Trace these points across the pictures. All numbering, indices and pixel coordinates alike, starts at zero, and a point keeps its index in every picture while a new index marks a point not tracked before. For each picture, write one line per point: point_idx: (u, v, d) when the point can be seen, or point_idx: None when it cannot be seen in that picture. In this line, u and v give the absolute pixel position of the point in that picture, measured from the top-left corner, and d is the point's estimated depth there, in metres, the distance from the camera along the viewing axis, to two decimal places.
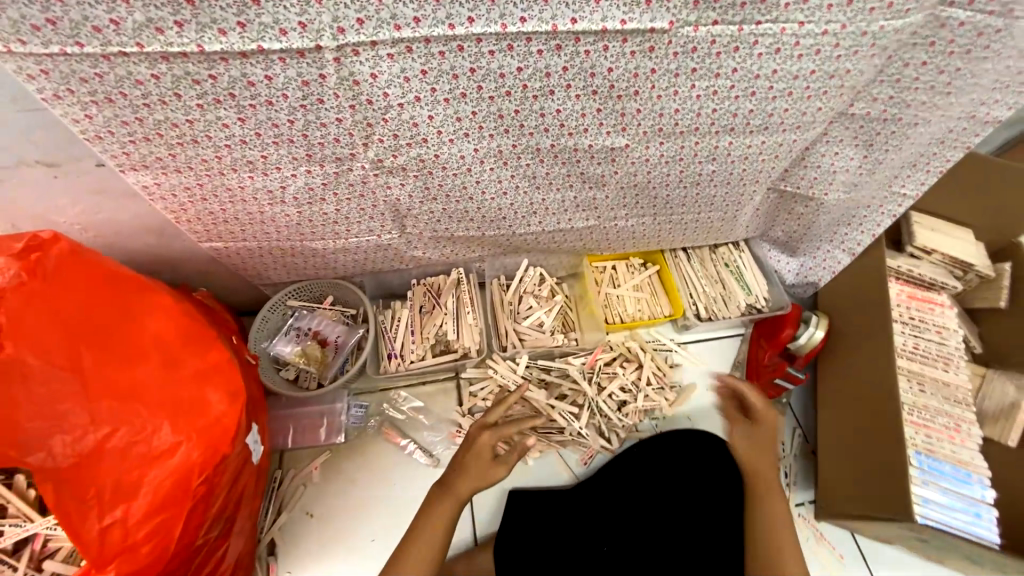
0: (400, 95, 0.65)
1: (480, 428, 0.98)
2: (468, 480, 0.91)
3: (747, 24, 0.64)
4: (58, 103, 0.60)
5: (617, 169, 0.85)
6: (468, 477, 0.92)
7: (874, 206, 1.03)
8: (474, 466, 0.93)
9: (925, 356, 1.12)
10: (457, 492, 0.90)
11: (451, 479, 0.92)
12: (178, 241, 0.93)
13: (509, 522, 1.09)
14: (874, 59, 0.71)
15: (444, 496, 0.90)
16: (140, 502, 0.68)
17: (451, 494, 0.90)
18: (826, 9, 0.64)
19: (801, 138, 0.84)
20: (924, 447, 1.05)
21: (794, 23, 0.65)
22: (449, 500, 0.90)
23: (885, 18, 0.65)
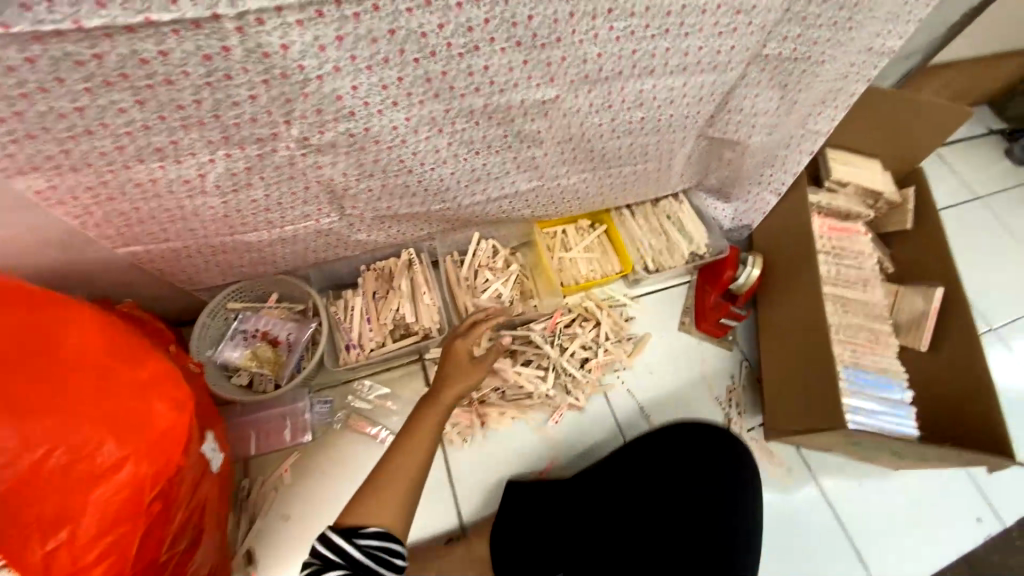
0: (317, 66, 0.61)
1: (456, 338, 0.96)
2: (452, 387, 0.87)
3: None
4: None
5: (551, 123, 0.85)
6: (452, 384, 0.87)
7: (793, 145, 1.09)
8: (456, 373, 0.90)
9: (846, 281, 1.24)
10: (444, 399, 0.85)
11: (436, 393, 0.86)
12: (90, 251, 0.85)
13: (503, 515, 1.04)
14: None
15: (431, 405, 0.84)
16: (86, 523, 0.63)
17: (437, 403, 0.85)
18: None
19: (721, 77, 0.88)
20: (852, 361, 1.17)
21: None
22: (436, 407, 0.84)
23: None
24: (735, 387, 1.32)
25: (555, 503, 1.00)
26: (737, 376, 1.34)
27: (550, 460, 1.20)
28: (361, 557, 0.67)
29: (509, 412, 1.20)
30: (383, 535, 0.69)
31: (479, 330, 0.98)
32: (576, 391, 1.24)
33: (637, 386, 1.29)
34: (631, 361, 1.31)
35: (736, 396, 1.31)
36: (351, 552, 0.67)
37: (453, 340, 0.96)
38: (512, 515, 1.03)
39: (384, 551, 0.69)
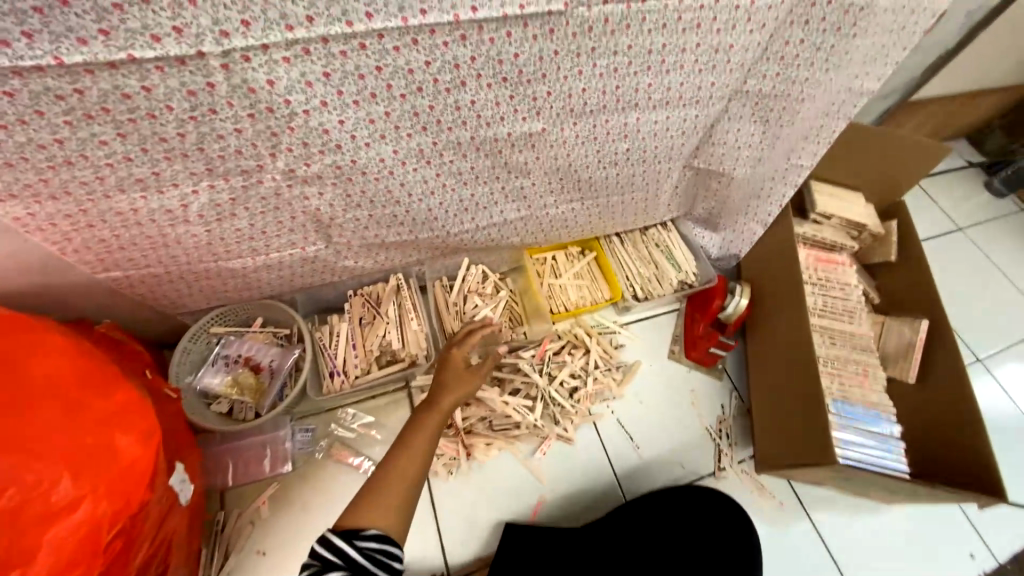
0: (304, 101, 0.62)
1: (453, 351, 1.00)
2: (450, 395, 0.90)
3: (636, 3, 0.66)
4: None
5: (538, 154, 0.86)
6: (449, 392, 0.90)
7: (778, 178, 1.11)
8: (453, 382, 0.93)
9: (832, 312, 1.24)
10: (441, 406, 0.87)
11: (435, 398, 0.89)
12: (68, 277, 0.84)
13: (503, 555, 1.03)
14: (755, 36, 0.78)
15: (429, 410, 0.86)
16: (38, 567, 0.58)
17: (434, 407, 0.87)
18: None
19: (703, 113, 0.91)
20: (840, 394, 1.17)
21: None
22: (434, 412, 0.86)
23: None
24: (725, 418, 1.31)
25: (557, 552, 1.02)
26: (726, 406, 1.33)
27: (537, 492, 1.17)
28: (360, 559, 0.64)
29: (497, 443, 1.18)
30: (382, 538, 0.66)
31: (474, 340, 1.03)
32: (564, 420, 1.23)
33: (626, 417, 1.28)
34: (621, 390, 1.29)
35: (726, 427, 1.30)
36: (351, 553, 0.64)
37: (450, 350, 1.01)
38: (509, 558, 1.02)
39: (385, 555, 0.65)
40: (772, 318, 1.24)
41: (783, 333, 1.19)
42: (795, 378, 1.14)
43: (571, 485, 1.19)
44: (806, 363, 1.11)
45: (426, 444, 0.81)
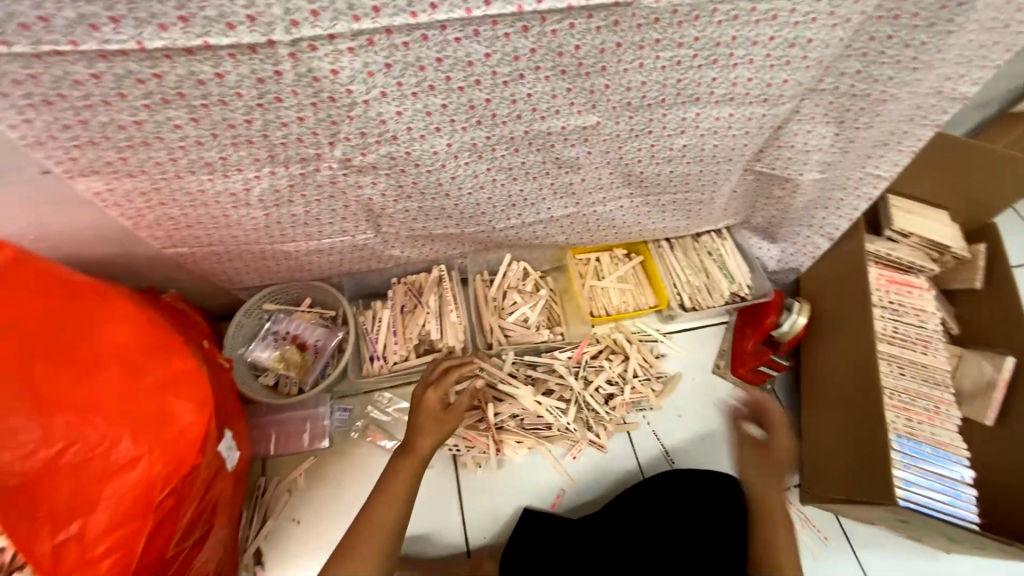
0: (365, 90, 0.63)
1: (426, 389, 0.96)
2: (427, 438, 0.91)
3: None
4: None
5: (591, 148, 0.83)
6: (426, 436, 0.91)
7: (849, 188, 1.03)
8: (430, 422, 0.92)
9: (904, 340, 1.14)
10: (419, 452, 0.89)
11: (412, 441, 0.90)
12: (140, 248, 0.90)
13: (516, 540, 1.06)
14: (837, 30, 0.72)
15: (406, 456, 0.89)
16: (99, 516, 0.65)
17: (412, 454, 0.89)
18: None
19: (772, 112, 0.84)
20: (905, 430, 1.08)
21: None
22: (411, 458, 0.88)
23: None
24: None
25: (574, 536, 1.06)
26: None
27: (564, 493, 1.16)
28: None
29: (528, 441, 1.17)
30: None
31: (451, 375, 0.98)
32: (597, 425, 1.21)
33: (662, 430, 1.23)
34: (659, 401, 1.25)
35: None
36: None
37: (424, 388, 0.96)
38: (524, 542, 1.06)
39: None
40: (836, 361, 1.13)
41: (848, 382, 1.10)
42: (855, 436, 1.05)
43: (600, 491, 1.17)
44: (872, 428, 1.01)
45: (402, 494, 0.85)
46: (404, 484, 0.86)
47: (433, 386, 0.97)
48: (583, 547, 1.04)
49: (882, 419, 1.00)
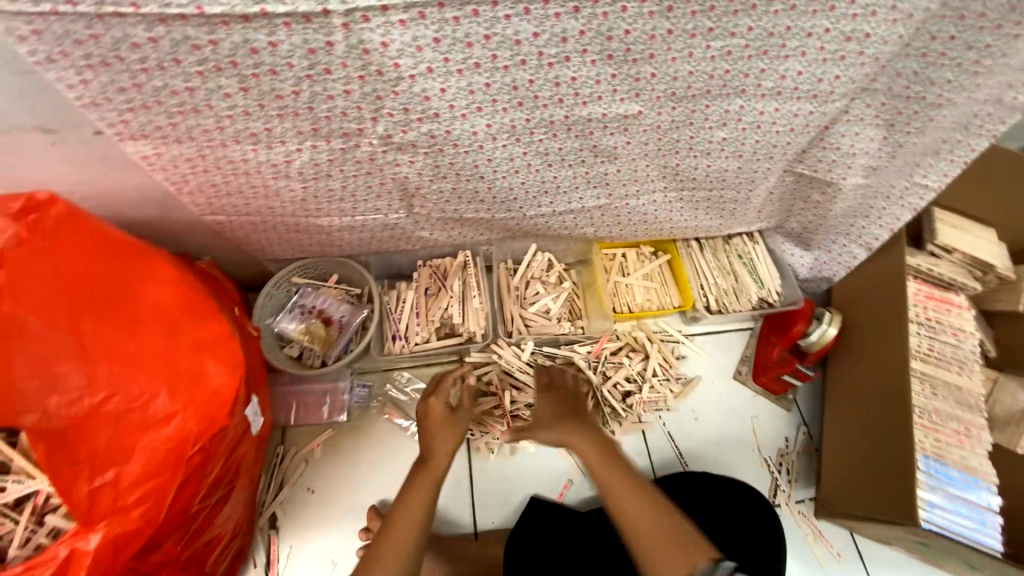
0: (412, 65, 0.63)
1: (431, 398, 1.01)
2: (443, 446, 0.94)
3: None
4: (52, 67, 0.59)
5: (630, 138, 0.83)
6: (439, 444, 0.94)
7: (893, 197, 0.99)
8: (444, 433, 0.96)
9: (939, 359, 1.10)
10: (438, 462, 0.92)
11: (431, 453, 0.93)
12: (180, 213, 0.93)
13: (521, 531, 1.06)
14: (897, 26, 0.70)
15: (426, 467, 0.91)
16: (134, 466, 0.67)
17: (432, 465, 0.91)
18: None
19: (820, 110, 0.82)
20: (932, 451, 1.04)
21: None
22: (431, 470, 0.90)
23: None
24: (787, 452, 1.22)
25: (577, 534, 1.05)
26: (791, 440, 1.23)
27: (574, 485, 1.16)
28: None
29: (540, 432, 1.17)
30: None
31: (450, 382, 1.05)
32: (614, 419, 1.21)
33: (678, 432, 1.22)
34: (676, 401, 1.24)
35: (787, 462, 1.21)
36: None
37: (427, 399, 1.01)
38: (528, 532, 1.05)
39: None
40: (864, 382, 1.10)
41: (875, 404, 1.07)
42: (882, 463, 1.02)
43: None
44: (902, 454, 0.98)
45: (423, 503, 0.86)
46: (423, 495, 0.87)
47: (436, 396, 1.01)
48: (594, 546, 1.03)
49: (910, 444, 0.97)
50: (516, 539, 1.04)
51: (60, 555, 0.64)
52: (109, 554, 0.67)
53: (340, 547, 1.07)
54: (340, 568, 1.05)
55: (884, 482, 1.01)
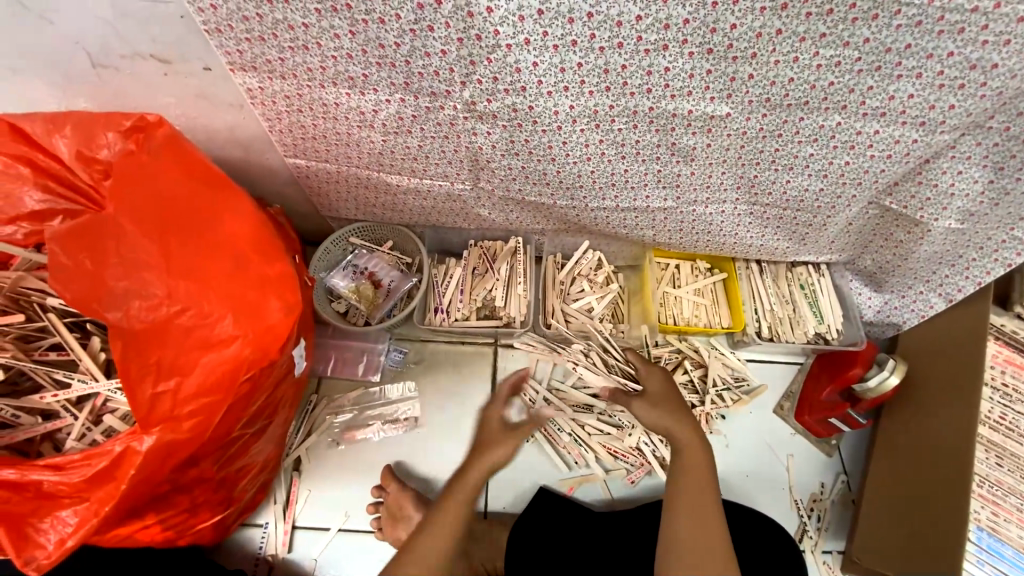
0: (511, 34, 0.66)
1: (489, 411, 1.09)
2: (480, 461, 0.94)
3: None
4: None
5: (710, 141, 0.82)
6: (479, 458, 0.95)
7: (987, 250, 0.91)
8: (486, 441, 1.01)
9: (1010, 430, 1.00)
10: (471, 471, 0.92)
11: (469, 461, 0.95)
12: (264, 157, 0.98)
13: (527, 522, 1.05)
14: None
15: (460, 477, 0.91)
16: (191, 380, 0.72)
17: (468, 483, 0.90)
18: None
19: (925, 140, 0.77)
20: (988, 525, 0.96)
21: None
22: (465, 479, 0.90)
23: None
24: (820, 498, 1.15)
25: (583, 533, 1.04)
26: (826, 486, 1.16)
27: (587, 484, 1.13)
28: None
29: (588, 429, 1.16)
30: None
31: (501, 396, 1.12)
32: None
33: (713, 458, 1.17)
34: (727, 419, 1.21)
35: (819, 508, 1.14)
36: None
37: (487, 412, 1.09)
38: (535, 525, 1.05)
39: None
40: (924, 430, 1.02)
41: (930, 454, 0.99)
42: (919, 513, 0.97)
43: (625, 495, 1.13)
44: (947, 510, 0.92)
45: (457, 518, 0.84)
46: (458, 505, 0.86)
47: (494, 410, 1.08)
48: (598, 546, 1.02)
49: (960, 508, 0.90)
50: (521, 530, 1.04)
51: (114, 450, 0.69)
52: (157, 458, 0.71)
53: (356, 498, 1.10)
54: (352, 520, 1.09)
55: (919, 529, 0.96)
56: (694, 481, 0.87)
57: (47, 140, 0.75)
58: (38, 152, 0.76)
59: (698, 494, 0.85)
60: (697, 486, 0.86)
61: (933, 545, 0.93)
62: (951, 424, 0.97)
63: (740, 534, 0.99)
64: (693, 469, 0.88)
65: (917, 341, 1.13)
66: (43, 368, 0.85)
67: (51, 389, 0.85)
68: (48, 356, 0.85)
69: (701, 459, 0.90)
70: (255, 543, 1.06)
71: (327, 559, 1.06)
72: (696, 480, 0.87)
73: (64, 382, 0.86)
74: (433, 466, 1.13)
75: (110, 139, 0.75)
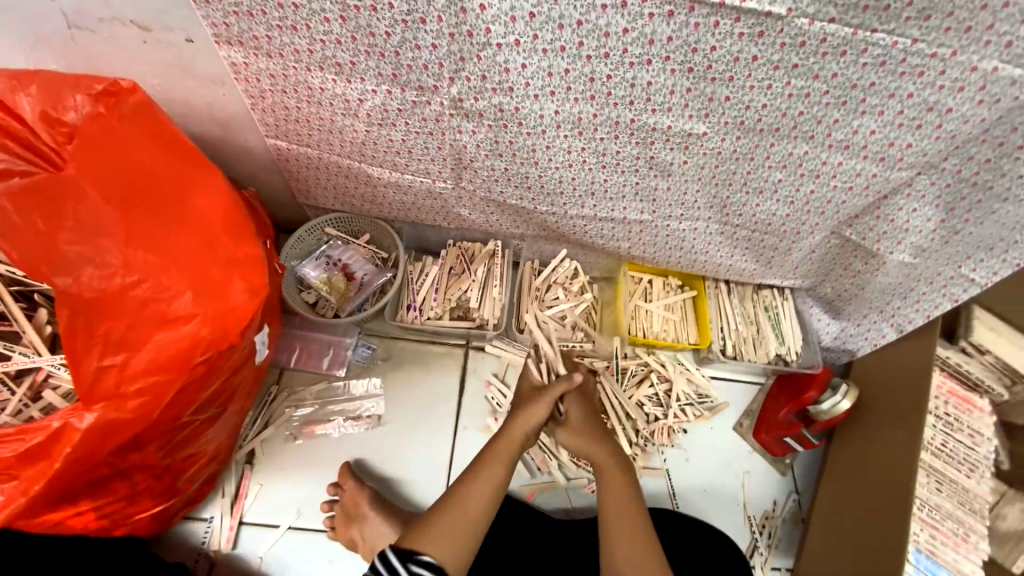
0: (502, 34, 0.67)
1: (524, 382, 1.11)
2: (520, 421, 0.96)
3: (863, 30, 0.63)
4: None
5: (687, 158, 0.85)
6: (519, 417, 0.97)
7: (936, 285, 0.96)
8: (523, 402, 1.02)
9: (950, 456, 1.05)
10: (511, 437, 0.94)
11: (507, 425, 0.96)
12: (243, 137, 0.96)
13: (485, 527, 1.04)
14: (981, 106, 0.70)
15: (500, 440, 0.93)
16: (142, 356, 0.69)
17: (507, 441, 0.93)
18: (942, 32, 0.63)
19: (883, 175, 0.82)
20: (926, 548, 0.99)
21: (907, 39, 0.64)
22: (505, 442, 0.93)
23: (1000, 60, 0.65)
24: (773, 515, 1.18)
25: (541, 541, 1.04)
26: (778, 504, 1.19)
27: (549, 491, 1.13)
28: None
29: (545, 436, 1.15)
30: (434, 568, 0.74)
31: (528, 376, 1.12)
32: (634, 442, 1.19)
33: (673, 472, 1.19)
34: (688, 433, 1.23)
35: (770, 525, 1.17)
36: None
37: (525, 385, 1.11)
38: (493, 531, 1.03)
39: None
40: (874, 453, 1.06)
41: (877, 478, 1.03)
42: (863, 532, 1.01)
43: (585, 504, 1.13)
44: (886, 529, 0.96)
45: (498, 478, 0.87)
46: (500, 468, 0.89)
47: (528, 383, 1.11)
48: (555, 554, 1.02)
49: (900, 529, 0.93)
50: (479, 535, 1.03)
51: (51, 425, 0.65)
52: (98, 436, 0.67)
53: (310, 495, 1.07)
54: (304, 518, 1.05)
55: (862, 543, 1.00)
56: (619, 505, 0.89)
57: (10, 98, 0.71)
58: None
59: (625, 518, 0.87)
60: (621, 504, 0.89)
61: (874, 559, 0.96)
62: (902, 447, 1.00)
63: (693, 546, 1.02)
64: (616, 495, 0.90)
65: (867, 362, 1.18)
66: None
67: None
68: None
69: (622, 481, 0.92)
70: (198, 537, 1.01)
71: (275, 557, 1.02)
72: (622, 504, 0.89)
73: (3, 355, 0.81)
74: (394, 465, 1.11)
75: (78, 101, 0.72)
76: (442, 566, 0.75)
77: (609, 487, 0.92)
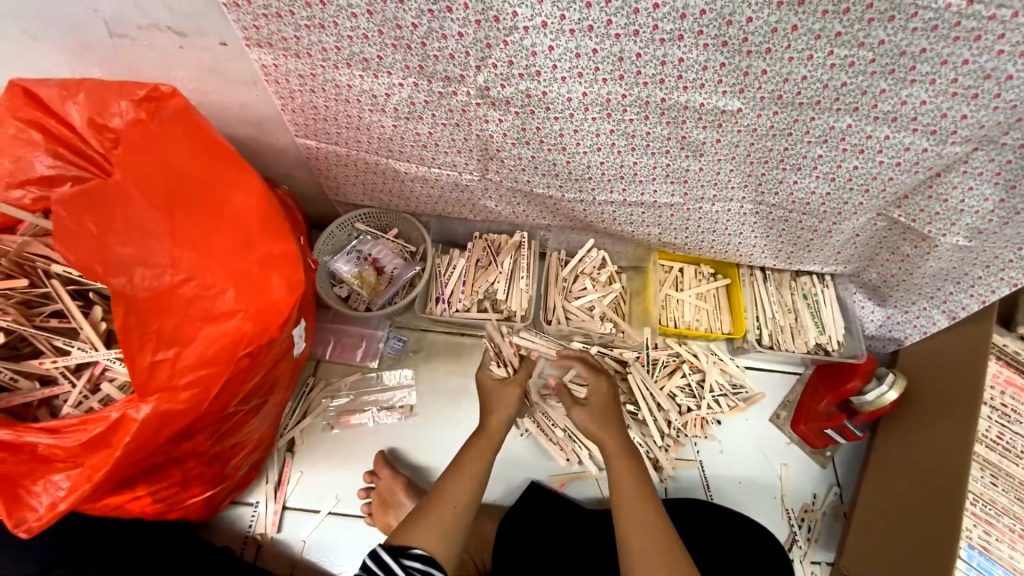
0: (529, 16, 0.66)
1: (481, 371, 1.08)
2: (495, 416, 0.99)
3: None
4: None
5: (720, 137, 0.82)
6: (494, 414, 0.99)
7: (992, 269, 0.90)
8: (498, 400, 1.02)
9: (1006, 450, 0.99)
10: (492, 432, 0.96)
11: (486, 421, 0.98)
12: (275, 136, 0.98)
13: (518, 517, 1.05)
14: None
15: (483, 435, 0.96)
16: (192, 351, 0.72)
17: (488, 433, 0.96)
18: None
19: (934, 150, 0.77)
20: (979, 543, 0.95)
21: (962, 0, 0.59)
22: (486, 439, 0.95)
23: None
24: (813, 508, 1.14)
25: (575, 530, 1.04)
26: (818, 498, 1.16)
27: (579, 481, 1.13)
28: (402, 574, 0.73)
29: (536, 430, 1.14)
30: (425, 560, 0.76)
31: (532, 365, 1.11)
32: (666, 434, 1.17)
33: (709, 465, 1.17)
34: (722, 425, 1.20)
35: (810, 518, 1.14)
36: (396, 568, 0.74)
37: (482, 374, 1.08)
38: (525, 520, 1.05)
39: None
40: (924, 444, 1.01)
41: (928, 467, 0.99)
42: (913, 518, 0.97)
43: None
44: (936, 510, 0.93)
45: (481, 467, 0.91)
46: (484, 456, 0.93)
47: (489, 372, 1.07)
48: (589, 543, 1.02)
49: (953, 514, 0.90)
50: (512, 524, 1.04)
51: (110, 417, 0.69)
52: (153, 426, 0.71)
53: (347, 481, 1.11)
54: (344, 504, 1.09)
55: (910, 528, 0.96)
56: (633, 496, 0.87)
57: (60, 106, 0.75)
58: (50, 117, 0.76)
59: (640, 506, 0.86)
60: (631, 489, 0.88)
61: (924, 542, 0.92)
62: (952, 440, 0.95)
63: (729, 536, 1.00)
64: (628, 489, 0.88)
65: (945, 354, 1.05)
66: (43, 334, 0.85)
67: (50, 354, 0.85)
68: (49, 322, 0.86)
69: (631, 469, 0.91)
70: (245, 521, 1.07)
71: (317, 539, 1.06)
72: (635, 497, 0.87)
73: (64, 349, 0.86)
74: (426, 454, 1.13)
75: (123, 109, 0.75)
76: (434, 556, 0.78)
77: (620, 484, 0.89)
